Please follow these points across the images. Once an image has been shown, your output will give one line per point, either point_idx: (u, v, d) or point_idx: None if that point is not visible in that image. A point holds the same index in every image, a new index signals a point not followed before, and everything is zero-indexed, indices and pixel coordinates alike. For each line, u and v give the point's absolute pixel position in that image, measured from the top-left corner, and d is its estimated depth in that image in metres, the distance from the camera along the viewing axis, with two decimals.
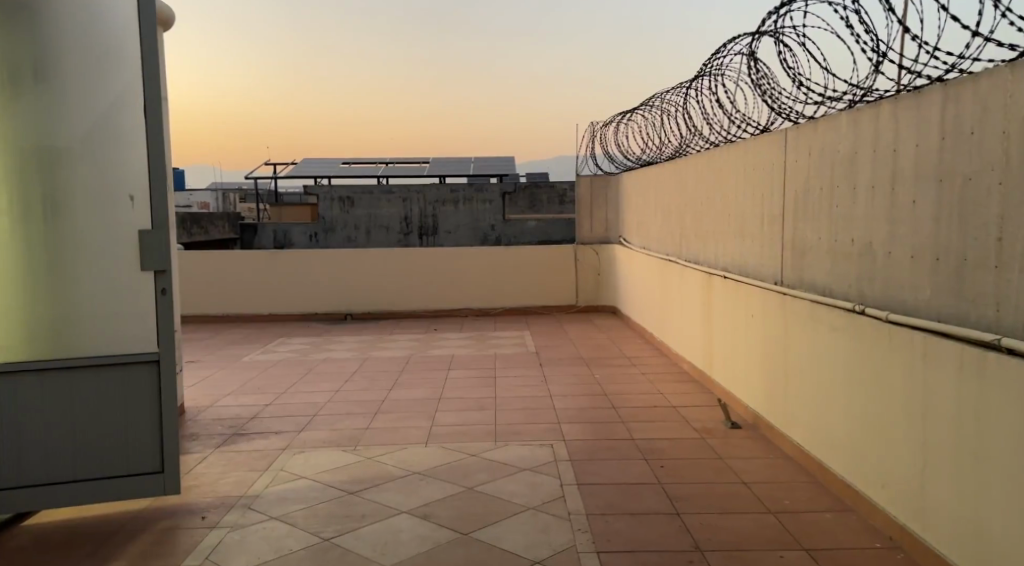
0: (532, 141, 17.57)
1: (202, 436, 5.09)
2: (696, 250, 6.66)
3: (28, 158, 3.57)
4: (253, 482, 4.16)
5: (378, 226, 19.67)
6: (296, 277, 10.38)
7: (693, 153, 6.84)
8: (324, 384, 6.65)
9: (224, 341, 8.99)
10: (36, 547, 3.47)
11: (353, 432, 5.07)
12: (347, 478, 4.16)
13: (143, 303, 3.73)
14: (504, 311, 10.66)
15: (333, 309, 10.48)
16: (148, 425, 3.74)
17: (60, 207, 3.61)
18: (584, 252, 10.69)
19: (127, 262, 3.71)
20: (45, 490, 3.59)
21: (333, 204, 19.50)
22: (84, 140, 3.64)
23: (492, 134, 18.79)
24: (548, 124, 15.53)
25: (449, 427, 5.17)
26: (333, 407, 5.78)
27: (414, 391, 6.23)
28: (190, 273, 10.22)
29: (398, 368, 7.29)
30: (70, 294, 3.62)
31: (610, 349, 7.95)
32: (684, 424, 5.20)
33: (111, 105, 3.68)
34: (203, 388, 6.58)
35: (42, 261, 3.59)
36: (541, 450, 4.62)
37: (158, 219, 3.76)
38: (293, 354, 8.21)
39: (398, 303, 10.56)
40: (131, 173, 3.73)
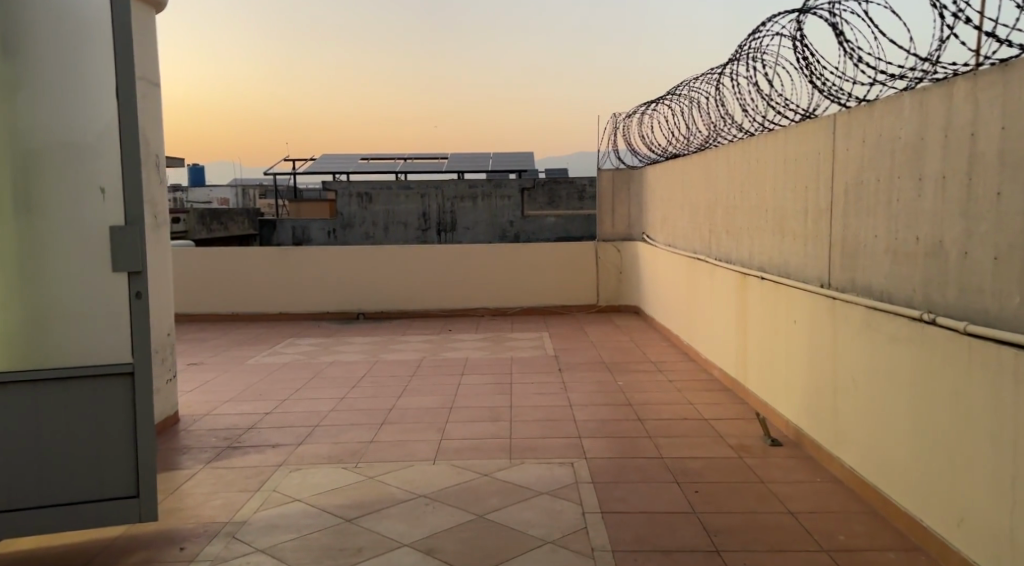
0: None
1: (194, 449, 4.71)
2: (728, 247, 6.18)
3: None
4: (242, 505, 3.77)
5: (396, 223, 19.36)
6: (308, 275, 10.01)
7: (725, 144, 6.34)
8: (330, 390, 6.25)
9: (231, 341, 8.65)
10: None
11: (357, 446, 4.67)
12: (344, 502, 3.75)
13: (116, 308, 3.33)
14: (521, 310, 10.22)
15: (344, 308, 10.11)
16: (122, 445, 3.33)
17: (29, 204, 3.23)
18: (605, 249, 10.21)
19: (97, 262, 3.31)
20: (6, 518, 3.21)
21: (351, 199, 19.15)
22: (50, 131, 3.25)
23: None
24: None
25: (461, 441, 4.75)
26: (337, 417, 5.37)
27: (425, 399, 5.81)
28: (199, 271, 9.91)
29: (409, 372, 6.87)
30: (40, 297, 3.25)
31: (634, 352, 7.48)
32: (718, 439, 4.73)
33: (80, 92, 3.27)
34: (203, 393, 6.22)
35: (9, 265, 3.21)
36: (560, 470, 4.19)
37: (133, 214, 3.33)
38: (300, 356, 7.84)
39: (412, 303, 10.15)
40: (102, 165, 3.31)
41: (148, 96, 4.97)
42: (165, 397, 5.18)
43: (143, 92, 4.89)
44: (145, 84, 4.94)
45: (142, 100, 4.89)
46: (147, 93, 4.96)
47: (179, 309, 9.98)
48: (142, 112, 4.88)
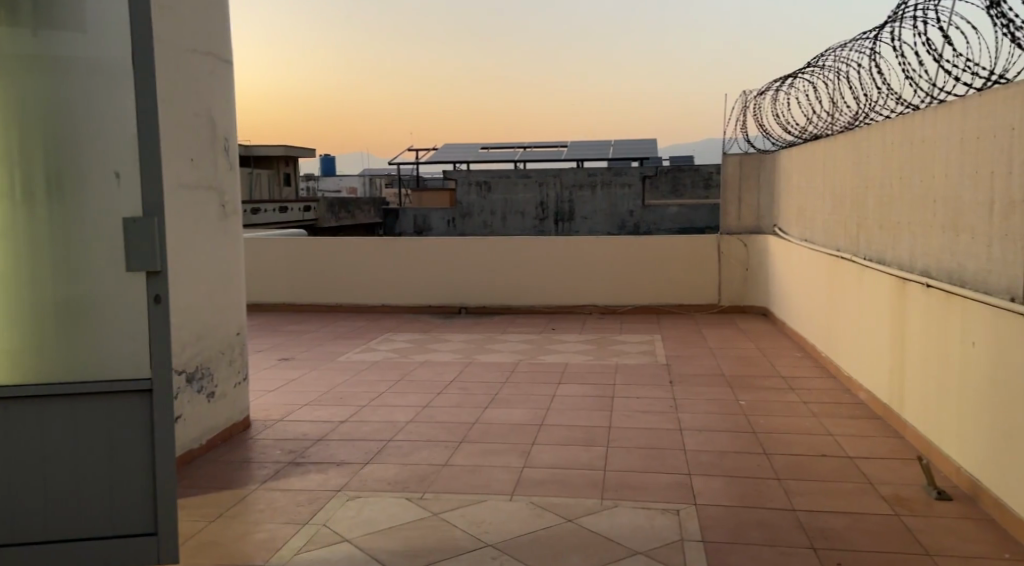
0: (679, 114, 15.89)
1: (256, 463, 4.29)
2: (882, 245, 5.11)
3: (11, 123, 2.74)
4: (285, 541, 3.26)
5: (514, 212, 18.81)
6: (409, 266, 9.62)
7: (881, 120, 5.22)
8: (414, 396, 5.73)
9: (328, 335, 8.37)
10: None
11: (427, 470, 4.08)
12: (398, 548, 3.15)
13: (134, 314, 2.76)
14: (633, 309, 9.37)
15: (445, 303, 9.65)
16: (138, 469, 2.74)
17: (60, 188, 2.76)
18: (730, 244, 9.16)
19: (112, 258, 2.76)
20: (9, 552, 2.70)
21: (470, 188, 18.88)
22: (65, 107, 2.74)
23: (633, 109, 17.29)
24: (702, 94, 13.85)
25: (544, 471, 4.04)
26: (414, 431, 4.81)
27: (515, 413, 5.16)
28: (302, 262, 9.76)
29: (503, 378, 6.22)
30: (63, 295, 2.76)
31: (760, 364, 6.49)
32: (866, 488, 3.76)
33: (90, 49, 2.72)
34: (284, 395, 5.86)
35: (35, 260, 2.77)
36: (663, 519, 3.41)
37: (150, 201, 2.73)
38: (393, 354, 7.39)
39: (516, 298, 9.55)
40: (115, 143, 2.74)
41: (218, 72, 4.58)
42: (233, 402, 4.80)
43: (209, 68, 4.47)
44: (212, 59, 4.52)
45: (208, 76, 4.47)
46: (215, 69, 4.54)
47: (283, 299, 9.86)
48: (206, 89, 4.45)
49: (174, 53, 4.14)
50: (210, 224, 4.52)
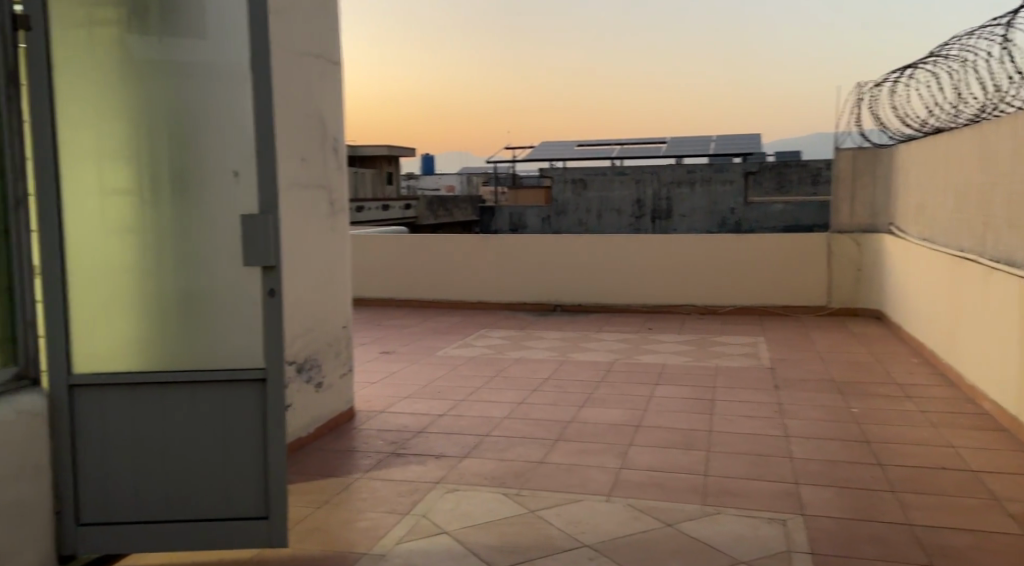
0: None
1: (359, 453, 4.42)
2: (1012, 244, 4.73)
3: (140, 123, 2.89)
4: (387, 530, 3.34)
5: (610, 209, 18.58)
6: (506, 263, 9.69)
7: (1012, 111, 4.83)
8: (510, 393, 5.76)
9: (427, 330, 8.55)
10: None
11: (523, 467, 4.09)
12: (495, 543, 3.18)
13: (251, 306, 2.90)
14: (734, 309, 9.10)
15: (541, 300, 9.66)
16: (251, 455, 2.87)
17: (186, 186, 2.92)
18: (841, 242, 8.74)
19: (233, 252, 2.91)
20: (132, 531, 2.83)
21: (566, 185, 18.83)
22: (191, 109, 2.90)
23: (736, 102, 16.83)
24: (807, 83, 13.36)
25: (642, 473, 3.97)
26: (510, 427, 4.83)
27: (612, 413, 5.10)
28: (403, 258, 10.02)
29: (599, 377, 6.17)
30: (186, 286, 2.93)
31: (873, 370, 6.16)
32: (992, 504, 3.50)
33: (214, 54, 2.87)
34: (385, 387, 6.03)
35: (160, 253, 2.92)
36: (768, 528, 3.28)
37: (267, 199, 2.85)
38: (489, 350, 7.47)
39: (612, 296, 9.45)
40: (236, 144, 2.89)
41: (328, 75, 4.75)
42: (338, 392, 4.97)
43: (319, 70, 4.64)
44: (323, 62, 4.69)
45: (319, 78, 4.64)
46: (325, 71, 4.71)
47: (384, 294, 10.15)
48: (317, 91, 4.62)
49: (288, 57, 4.30)
50: (319, 221, 4.70)
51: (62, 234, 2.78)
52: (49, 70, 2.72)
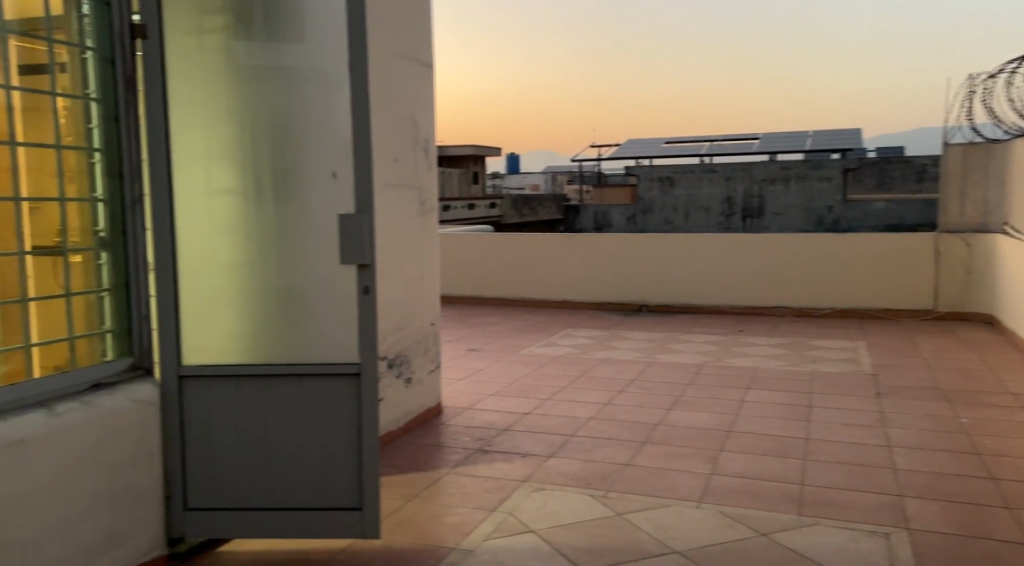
0: (899, 80, 14.57)
1: (446, 448, 4.49)
2: None
3: (247, 128, 3.03)
4: (475, 526, 3.37)
5: (698, 208, 18.17)
6: (592, 262, 9.63)
7: None
8: (596, 393, 5.71)
9: (512, 328, 8.59)
10: None
11: (610, 468, 4.05)
12: (582, 544, 3.15)
13: (347, 303, 2.97)
14: (831, 312, 8.73)
15: (627, 300, 9.55)
16: (346, 449, 2.95)
17: (288, 188, 3.04)
18: (950, 243, 8.25)
19: (330, 251, 2.99)
20: (234, 517, 2.96)
21: (653, 183, 18.49)
22: (292, 114, 3.02)
23: (841, 85, 16.14)
24: (922, 65, 12.65)
25: (734, 480, 3.86)
26: (597, 428, 4.79)
27: (702, 417, 4.98)
28: (489, 256, 10.10)
29: (688, 380, 6.04)
30: (286, 282, 3.05)
31: (986, 378, 5.78)
32: None
33: (314, 61, 2.97)
34: (472, 384, 6.09)
35: (264, 253, 3.04)
36: (869, 542, 3.13)
37: (363, 200, 2.93)
38: (575, 349, 7.43)
39: (701, 297, 9.23)
40: (334, 146, 2.98)
41: (420, 77, 4.83)
42: (426, 389, 5.06)
43: (412, 73, 4.73)
44: (415, 64, 4.77)
45: (412, 81, 4.73)
46: (417, 74, 4.79)
47: (470, 292, 10.26)
48: (410, 94, 4.72)
49: (381, 59, 4.38)
50: (410, 221, 4.79)
51: (173, 233, 2.92)
52: (165, 77, 2.87)
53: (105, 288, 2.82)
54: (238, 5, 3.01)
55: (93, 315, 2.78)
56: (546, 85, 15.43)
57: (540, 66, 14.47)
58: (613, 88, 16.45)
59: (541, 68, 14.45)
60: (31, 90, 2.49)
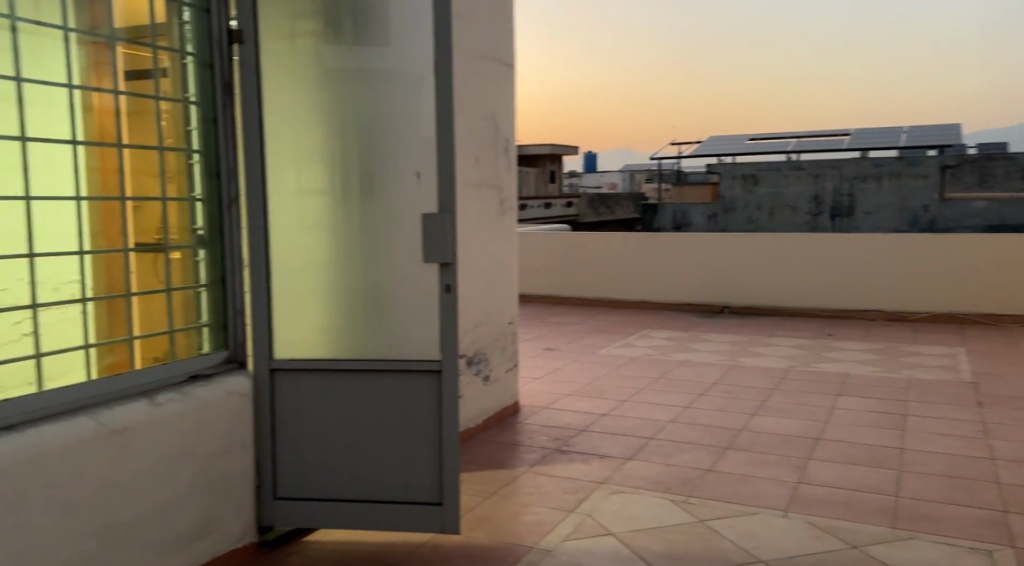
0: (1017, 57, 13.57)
1: (524, 447, 4.49)
2: None
3: (335, 130, 3.10)
4: (553, 527, 3.35)
5: (783, 206, 17.59)
6: (671, 262, 9.46)
7: None
8: (676, 396, 5.60)
9: (589, 328, 8.53)
10: (300, 558, 3.06)
11: (691, 473, 3.96)
12: (662, 549, 3.09)
13: (429, 301, 3.01)
14: (928, 317, 8.31)
15: (708, 301, 9.33)
16: (428, 444, 2.99)
17: (374, 188, 3.09)
18: None
19: (414, 250, 3.03)
20: (320, 507, 3.04)
21: (735, 181, 18.05)
22: (377, 116, 3.07)
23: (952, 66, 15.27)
24: None
25: (823, 489, 3.71)
26: (677, 432, 4.70)
27: (788, 423, 4.82)
28: (566, 256, 10.06)
29: (772, 385, 5.85)
30: (371, 280, 3.10)
31: None
32: None
33: (399, 63, 3.00)
34: (549, 384, 6.08)
35: (351, 251, 3.12)
36: (971, 560, 2.94)
37: (446, 199, 2.96)
38: (654, 350, 7.32)
39: (786, 299, 8.94)
40: (418, 146, 3.00)
41: (503, 77, 4.85)
42: (504, 387, 5.07)
43: (495, 73, 4.75)
44: (498, 65, 4.79)
45: (494, 81, 4.75)
46: (499, 74, 4.81)
47: (547, 292, 10.25)
48: (492, 94, 4.74)
49: (464, 60, 4.41)
50: (490, 220, 4.82)
51: (266, 231, 3.03)
52: (260, 81, 2.98)
53: (202, 284, 2.95)
54: (328, 9, 3.09)
55: (191, 310, 2.90)
56: (627, 80, 15.26)
57: (620, 62, 14.33)
58: (696, 75, 16.18)
59: (621, 62, 14.33)
60: (135, 94, 2.63)
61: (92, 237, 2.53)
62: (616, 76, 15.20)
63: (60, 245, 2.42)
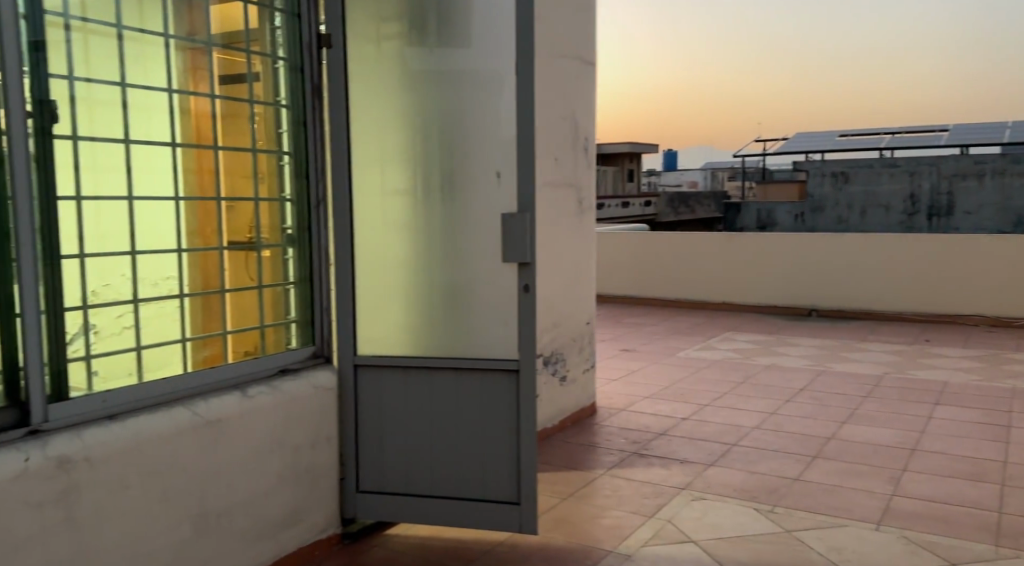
0: None
1: (602, 449, 4.44)
2: None
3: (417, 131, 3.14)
4: (632, 531, 3.30)
5: (877, 205, 16.88)
6: (755, 263, 9.20)
7: None
8: (760, 401, 5.43)
9: (668, 329, 8.38)
10: (381, 551, 3.11)
11: (776, 482, 3.84)
12: (746, 559, 3.00)
13: (508, 301, 3.01)
14: None
15: (794, 304, 9.02)
16: (506, 443, 2.99)
17: (455, 187, 3.12)
18: None
19: (494, 249, 3.04)
20: (400, 502, 3.09)
21: (825, 179, 17.45)
22: (458, 116, 3.09)
23: None
24: None
25: (919, 503, 3.52)
26: (761, 438, 4.56)
27: (880, 432, 4.60)
28: (645, 256, 9.92)
29: (864, 392, 5.60)
30: (451, 279, 3.13)
31: None
32: None
33: (481, 64, 3.01)
34: (627, 386, 6.00)
35: (431, 250, 3.16)
36: None
37: (525, 198, 2.94)
38: (736, 354, 7.12)
39: (878, 302, 8.55)
40: (499, 145, 3.01)
41: (583, 75, 4.82)
42: (581, 388, 5.04)
43: (575, 72, 4.72)
44: (578, 63, 4.76)
45: (574, 80, 4.72)
46: (579, 72, 4.77)
47: (624, 292, 10.12)
48: (572, 93, 4.71)
49: (545, 59, 4.40)
50: (568, 219, 4.79)
51: (351, 230, 3.11)
52: (347, 84, 3.06)
53: (291, 281, 3.05)
54: (413, 12, 3.12)
55: (280, 306, 3.00)
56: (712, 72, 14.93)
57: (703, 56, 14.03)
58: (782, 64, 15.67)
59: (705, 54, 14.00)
60: (230, 98, 2.74)
61: (189, 235, 2.64)
62: (697, 65, 14.91)
63: (160, 243, 2.54)
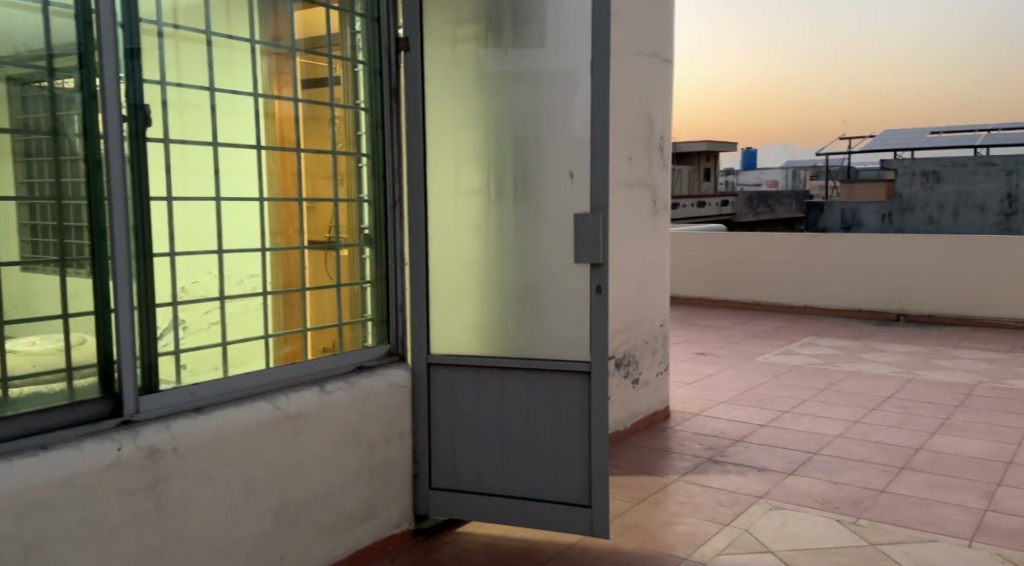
0: None
1: (676, 454, 4.36)
2: None
3: (491, 132, 3.14)
4: (707, 539, 3.23)
5: (971, 205, 16.00)
6: (838, 265, 8.86)
7: None
8: (844, 409, 5.23)
9: (745, 333, 8.17)
10: (453, 549, 3.14)
11: (860, 493, 3.68)
12: None
13: (580, 301, 2.99)
14: None
15: (880, 308, 8.65)
16: (577, 445, 2.97)
17: (526, 188, 3.10)
18: None
19: (565, 250, 3.02)
20: (472, 500, 3.11)
21: (914, 179, 16.47)
22: (532, 117, 3.07)
23: None
24: None
25: (1018, 520, 3.31)
26: (844, 447, 4.38)
27: (975, 444, 4.35)
28: (721, 258, 9.69)
29: (956, 401, 5.31)
30: (522, 279, 3.12)
31: None
32: None
33: (555, 64, 2.99)
34: (702, 390, 5.87)
35: (502, 250, 3.16)
36: None
37: (599, 199, 2.93)
38: (817, 359, 6.88)
39: (973, 308, 8.12)
40: (572, 146, 2.99)
41: (658, 73, 4.74)
42: (654, 392, 4.96)
43: (651, 69, 4.64)
44: (654, 61, 4.68)
45: (649, 78, 4.65)
46: (655, 70, 4.70)
47: (700, 295, 9.92)
48: (647, 91, 4.64)
49: (620, 57, 4.35)
50: (642, 220, 4.73)
51: (425, 230, 3.15)
52: (422, 86, 3.10)
53: (367, 280, 3.11)
54: (487, 14, 3.09)
55: (356, 305, 3.07)
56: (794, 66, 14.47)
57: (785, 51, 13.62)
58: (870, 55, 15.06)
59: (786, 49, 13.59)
60: (312, 102, 2.82)
61: (272, 235, 2.73)
62: (776, 58, 14.47)
63: (245, 242, 2.63)
